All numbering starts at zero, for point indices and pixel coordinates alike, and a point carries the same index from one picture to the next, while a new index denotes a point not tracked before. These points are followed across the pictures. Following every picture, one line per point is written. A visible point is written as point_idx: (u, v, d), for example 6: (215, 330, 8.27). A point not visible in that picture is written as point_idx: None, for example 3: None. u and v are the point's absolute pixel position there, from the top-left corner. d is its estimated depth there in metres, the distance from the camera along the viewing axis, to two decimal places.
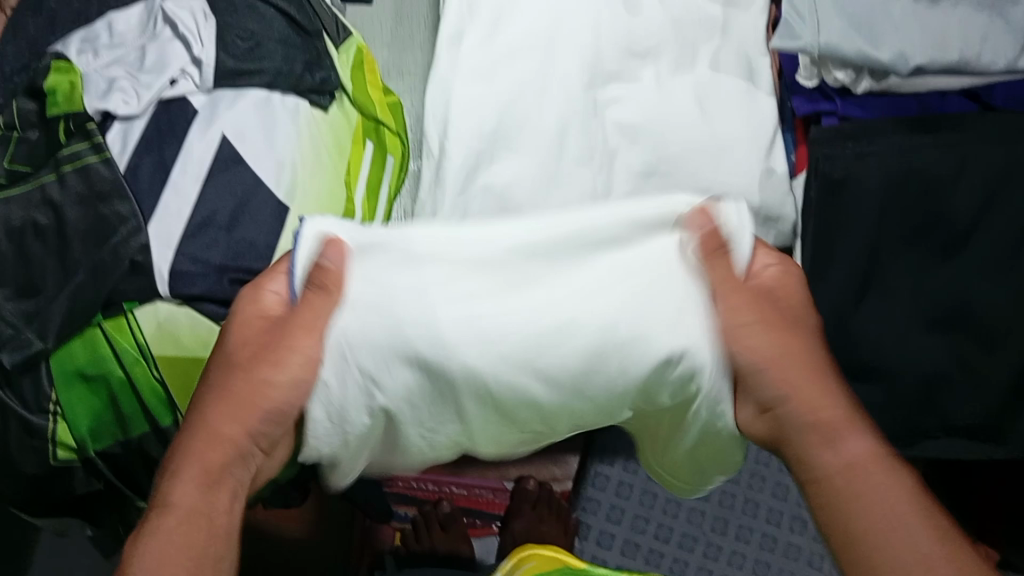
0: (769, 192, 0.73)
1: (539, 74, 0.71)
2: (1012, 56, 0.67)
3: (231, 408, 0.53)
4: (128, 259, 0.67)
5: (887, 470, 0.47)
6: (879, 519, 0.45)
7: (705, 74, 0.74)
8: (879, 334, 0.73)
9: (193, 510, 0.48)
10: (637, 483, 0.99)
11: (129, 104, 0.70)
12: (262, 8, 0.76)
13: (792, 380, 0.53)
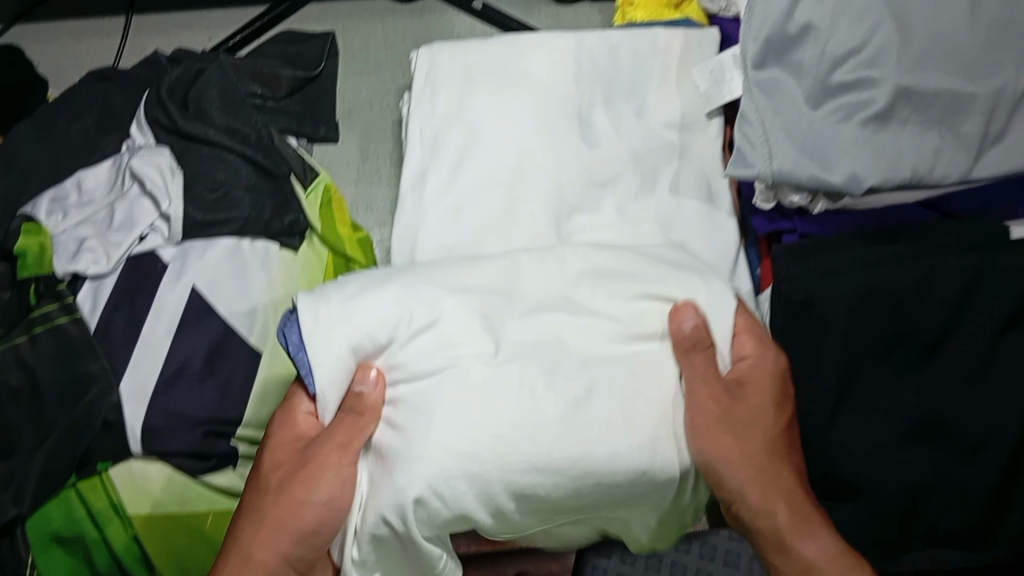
0: None
1: (504, 211, 0.72)
2: (965, 167, 0.69)
3: (267, 534, 0.61)
4: (101, 417, 0.68)
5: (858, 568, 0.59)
6: None
7: (666, 199, 0.75)
8: (856, 449, 0.71)
9: None
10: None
11: (98, 264, 0.71)
12: (228, 156, 0.76)
13: (757, 481, 0.61)
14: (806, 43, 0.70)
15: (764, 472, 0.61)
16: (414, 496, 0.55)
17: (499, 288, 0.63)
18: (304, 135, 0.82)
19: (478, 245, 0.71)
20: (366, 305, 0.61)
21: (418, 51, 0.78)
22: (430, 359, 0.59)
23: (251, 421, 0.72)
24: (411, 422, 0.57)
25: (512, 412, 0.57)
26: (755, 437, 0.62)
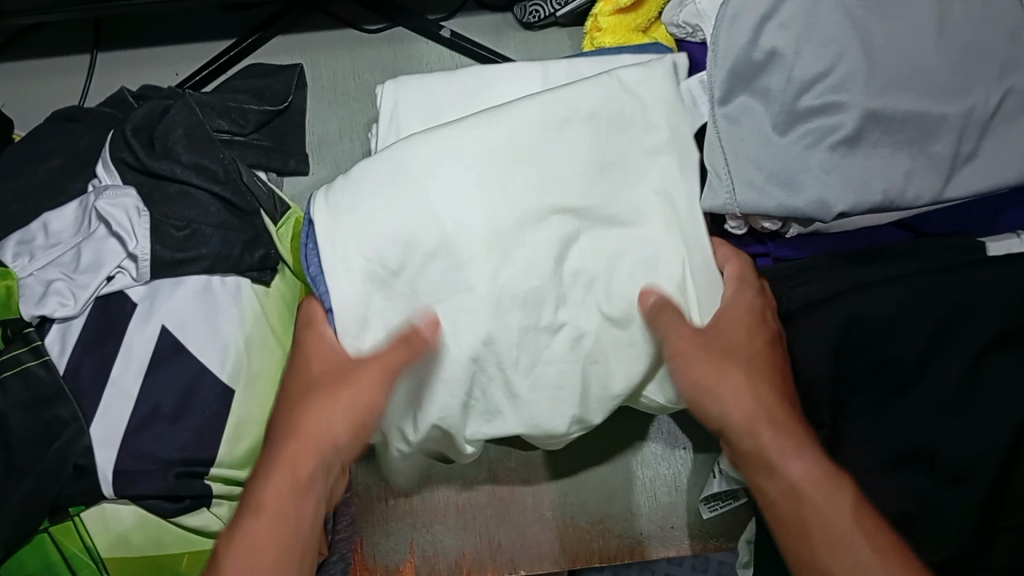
0: None
1: None
2: (937, 188, 0.68)
3: (317, 427, 0.61)
4: (72, 463, 0.66)
5: (825, 489, 0.55)
6: (828, 535, 0.54)
7: None
8: None
9: (280, 514, 0.57)
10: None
11: (66, 306, 0.70)
12: (197, 194, 0.76)
13: (738, 395, 0.61)
14: (772, 70, 0.69)
15: (742, 385, 0.61)
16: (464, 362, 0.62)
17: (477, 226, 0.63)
18: (273, 170, 0.83)
19: None
20: (360, 200, 0.64)
21: (383, 87, 0.77)
22: (422, 238, 0.63)
23: (225, 460, 0.71)
24: (436, 264, 0.63)
25: (485, 233, 0.63)
26: (753, 399, 0.60)
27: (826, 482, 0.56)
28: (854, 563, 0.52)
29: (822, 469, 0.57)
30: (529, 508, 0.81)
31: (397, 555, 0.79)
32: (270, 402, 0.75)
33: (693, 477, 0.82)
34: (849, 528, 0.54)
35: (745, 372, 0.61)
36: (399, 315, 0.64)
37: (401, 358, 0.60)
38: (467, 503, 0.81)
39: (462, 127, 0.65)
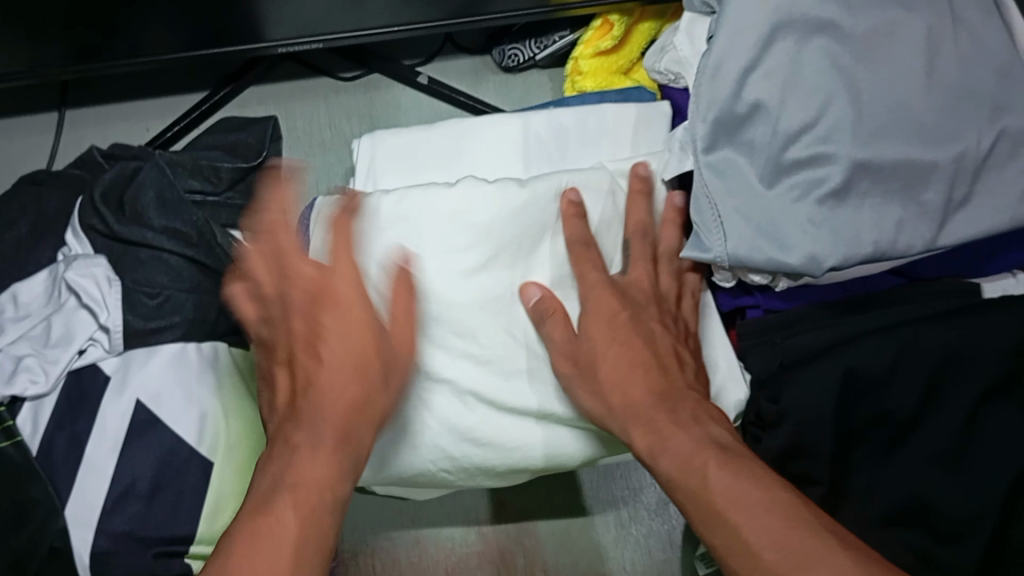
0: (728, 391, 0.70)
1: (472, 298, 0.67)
2: (929, 236, 0.66)
3: (346, 341, 0.55)
4: (47, 545, 0.65)
5: (736, 464, 0.52)
6: (738, 500, 0.50)
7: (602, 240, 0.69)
8: None
9: (318, 456, 0.51)
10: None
11: (37, 383, 0.68)
12: (168, 258, 0.74)
13: (629, 355, 0.60)
14: (757, 121, 0.68)
15: (640, 414, 0.58)
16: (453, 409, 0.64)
17: (491, 249, 0.65)
18: (249, 227, 0.82)
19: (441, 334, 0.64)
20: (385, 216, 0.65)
21: (360, 142, 0.76)
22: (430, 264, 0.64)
23: (205, 536, 0.69)
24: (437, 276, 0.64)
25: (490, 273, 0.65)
26: (633, 345, 0.61)
27: (708, 462, 0.53)
28: (767, 536, 0.48)
29: (700, 450, 0.54)
30: (521, 570, 0.79)
31: None
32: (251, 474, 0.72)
33: (686, 532, 0.81)
34: (766, 522, 0.48)
35: (611, 376, 0.60)
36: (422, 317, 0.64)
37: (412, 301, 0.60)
38: (457, 566, 0.79)
39: (459, 190, 0.66)
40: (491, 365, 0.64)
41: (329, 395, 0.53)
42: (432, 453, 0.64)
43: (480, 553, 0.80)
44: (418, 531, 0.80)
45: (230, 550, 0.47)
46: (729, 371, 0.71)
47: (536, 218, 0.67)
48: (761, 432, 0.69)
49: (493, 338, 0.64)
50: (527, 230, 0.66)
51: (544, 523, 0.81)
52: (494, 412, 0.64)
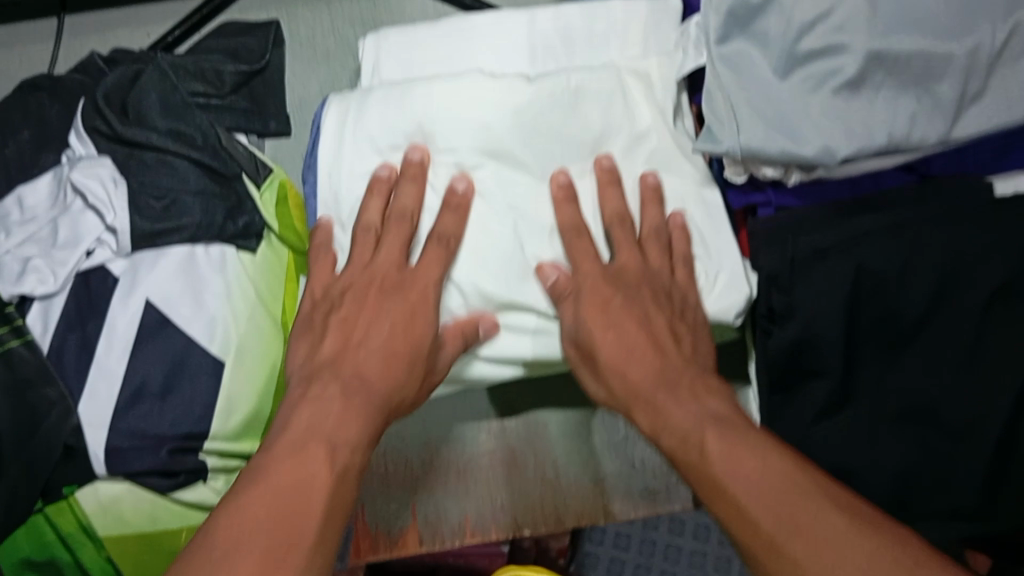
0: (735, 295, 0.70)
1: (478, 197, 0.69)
2: (944, 129, 0.65)
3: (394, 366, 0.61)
4: (61, 443, 0.65)
5: (743, 435, 0.53)
6: (738, 468, 0.51)
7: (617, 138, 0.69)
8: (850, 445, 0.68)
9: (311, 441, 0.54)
10: (633, 535, 1.11)
11: (46, 284, 0.68)
12: (174, 161, 0.73)
13: (638, 339, 0.62)
14: (770, 12, 0.66)
15: (646, 400, 0.59)
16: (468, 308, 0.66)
17: (492, 147, 0.68)
18: (254, 131, 0.81)
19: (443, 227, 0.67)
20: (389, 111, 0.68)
21: (365, 41, 0.76)
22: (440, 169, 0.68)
23: (219, 433, 0.70)
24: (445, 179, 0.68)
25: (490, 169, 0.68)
26: (641, 321, 0.63)
27: (705, 437, 0.54)
28: (763, 504, 0.48)
29: (699, 424, 0.55)
30: (531, 471, 0.80)
31: (398, 521, 0.79)
32: (261, 376, 0.73)
33: None
34: (764, 488, 0.49)
35: (614, 359, 0.61)
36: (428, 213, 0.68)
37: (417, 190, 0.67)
38: (468, 465, 0.81)
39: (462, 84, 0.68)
40: (493, 261, 0.66)
41: (368, 369, 0.61)
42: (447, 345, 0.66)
43: (491, 454, 0.81)
44: (429, 434, 0.81)
45: (252, 496, 0.50)
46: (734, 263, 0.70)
47: (543, 113, 0.68)
48: (772, 327, 0.69)
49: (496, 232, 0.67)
50: (532, 122, 0.67)
51: (555, 422, 0.82)
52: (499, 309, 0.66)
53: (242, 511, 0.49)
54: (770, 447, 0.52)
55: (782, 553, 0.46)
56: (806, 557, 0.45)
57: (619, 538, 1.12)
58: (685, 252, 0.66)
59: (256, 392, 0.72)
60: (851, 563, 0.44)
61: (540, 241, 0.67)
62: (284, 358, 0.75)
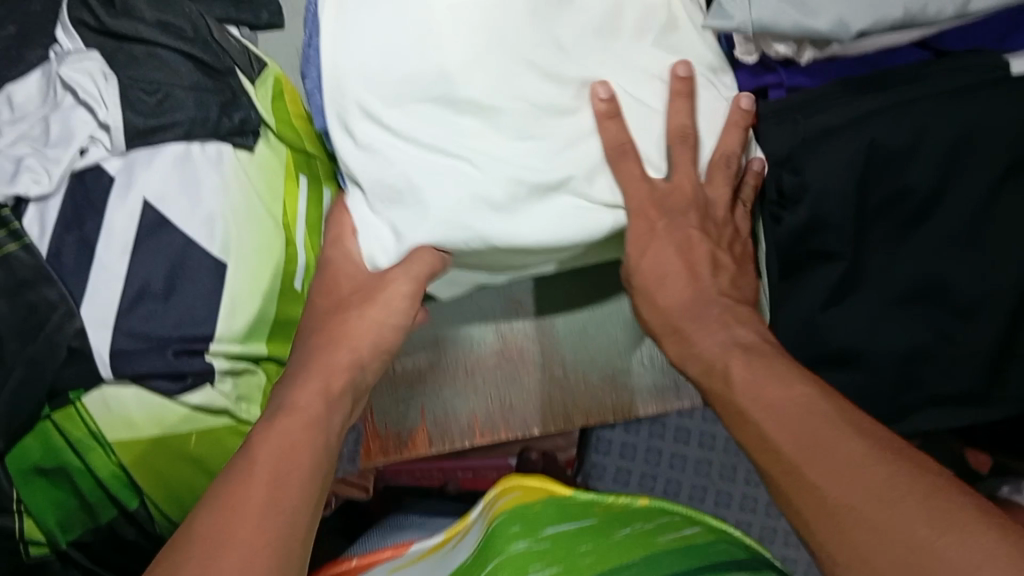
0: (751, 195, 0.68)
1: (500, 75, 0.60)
2: (962, 0, 0.63)
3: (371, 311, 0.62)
4: (65, 345, 0.64)
5: (784, 371, 0.52)
6: (766, 404, 0.49)
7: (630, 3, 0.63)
8: (853, 326, 0.68)
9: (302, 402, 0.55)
10: (639, 444, 1.01)
11: (40, 184, 0.65)
12: (163, 54, 0.71)
13: (664, 248, 0.63)
14: None
15: (677, 327, 0.61)
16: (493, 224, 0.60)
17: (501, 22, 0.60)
18: (243, 23, 0.78)
19: (462, 116, 0.61)
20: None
21: None
22: (451, 47, 0.59)
23: (225, 335, 0.69)
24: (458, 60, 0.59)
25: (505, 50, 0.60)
26: (668, 235, 0.63)
27: (730, 365, 0.55)
28: (778, 424, 0.48)
29: (724, 354, 0.56)
30: (540, 368, 0.80)
31: (408, 422, 0.79)
32: (265, 273, 0.71)
33: None
34: (787, 411, 0.48)
35: (649, 286, 0.63)
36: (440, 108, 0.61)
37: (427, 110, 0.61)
38: (476, 366, 0.80)
39: None
40: (530, 159, 0.61)
41: (375, 317, 0.62)
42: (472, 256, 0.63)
43: (497, 352, 0.80)
44: (437, 332, 0.79)
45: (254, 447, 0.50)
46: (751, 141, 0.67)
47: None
48: (781, 211, 0.68)
49: (519, 121, 0.60)
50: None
51: (562, 321, 0.79)
52: (535, 205, 0.61)
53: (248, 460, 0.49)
54: (802, 377, 0.51)
55: (791, 481, 0.45)
56: (817, 477, 0.44)
57: (625, 448, 1.02)
58: (729, 154, 0.64)
59: (262, 292, 0.71)
60: (865, 480, 0.42)
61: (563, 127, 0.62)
62: (287, 257, 0.73)
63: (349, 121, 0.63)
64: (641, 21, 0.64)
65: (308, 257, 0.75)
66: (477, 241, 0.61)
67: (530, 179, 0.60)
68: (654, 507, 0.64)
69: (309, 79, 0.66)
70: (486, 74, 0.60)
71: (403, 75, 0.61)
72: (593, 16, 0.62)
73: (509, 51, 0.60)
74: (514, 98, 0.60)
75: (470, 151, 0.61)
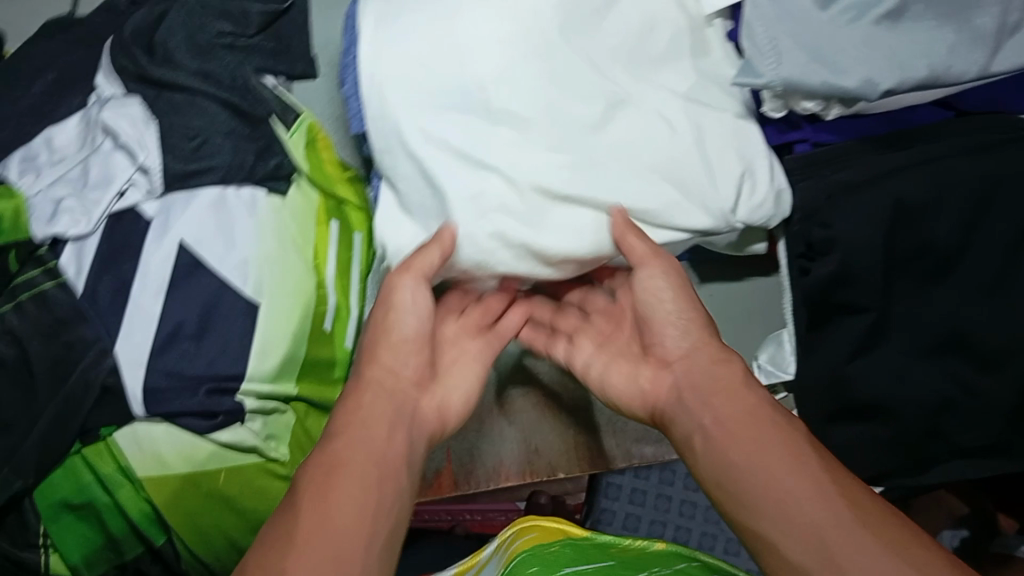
0: (757, 211, 0.69)
1: (542, 87, 0.68)
2: (983, 62, 0.64)
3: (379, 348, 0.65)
4: (99, 383, 0.65)
5: (796, 459, 0.55)
6: (773, 493, 0.54)
7: (664, 23, 0.70)
8: (888, 382, 0.68)
9: (378, 401, 0.63)
10: (648, 490, 0.99)
11: (78, 225, 0.68)
12: (203, 100, 0.73)
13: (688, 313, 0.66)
14: None
15: (682, 328, 0.66)
16: (497, 226, 0.66)
17: (542, 40, 0.68)
18: (281, 73, 0.79)
19: (494, 124, 0.67)
20: (428, 14, 0.68)
21: None
22: (490, 56, 0.67)
23: (256, 375, 0.69)
24: (497, 70, 0.67)
25: (539, 64, 0.68)
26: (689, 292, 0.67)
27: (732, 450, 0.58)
28: (814, 516, 0.52)
29: (717, 427, 0.60)
30: (564, 412, 0.81)
31: (434, 463, 0.80)
32: (298, 315, 0.72)
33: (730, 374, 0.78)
34: (795, 509, 0.53)
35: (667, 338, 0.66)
36: (467, 118, 0.67)
37: (456, 114, 0.67)
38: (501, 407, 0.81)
39: None
40: (563, 152, 0.67)
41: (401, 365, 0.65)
42: (482, 253, 0.66)
43: (486, 400, 0.81)
44: None
45: (292, 523, 0.53)
46: (765, 161, 0.69)
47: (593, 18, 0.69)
48: (810, 263, 0.69)
49: (550, 125, 0.67)
50: (577, 14, 0.69)
51: None
52: (552, 202, 0.67)
53: (295, 551, 0.51)
54: (808, 472, 0.54)
55: (787, 503, 0.53)
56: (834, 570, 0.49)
57: (635, 493, 0.99)
58: (745, 165, 0.68)
59: (291, 334, 0.72)
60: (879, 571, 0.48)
61: (598, 131, 0.68)
62: (315, 300, 0.74)
63: (382, 128, 0.68)
64: (676, 42, 0.71)
65: (337, 299, 0.77)
66: (493, 234, 0.66)
67: (554, 177, 0.66)
68: (671, 551, 0.66)
69: (347, 85, 0.71)
70: (517, 84, 0.67)
71: (439, 87, 0.67)
72: (627, 35, 0.70)
73: (545, 66, 0.68)
74: (546, 109, 0.67)
75: (499, 160, 0.66)
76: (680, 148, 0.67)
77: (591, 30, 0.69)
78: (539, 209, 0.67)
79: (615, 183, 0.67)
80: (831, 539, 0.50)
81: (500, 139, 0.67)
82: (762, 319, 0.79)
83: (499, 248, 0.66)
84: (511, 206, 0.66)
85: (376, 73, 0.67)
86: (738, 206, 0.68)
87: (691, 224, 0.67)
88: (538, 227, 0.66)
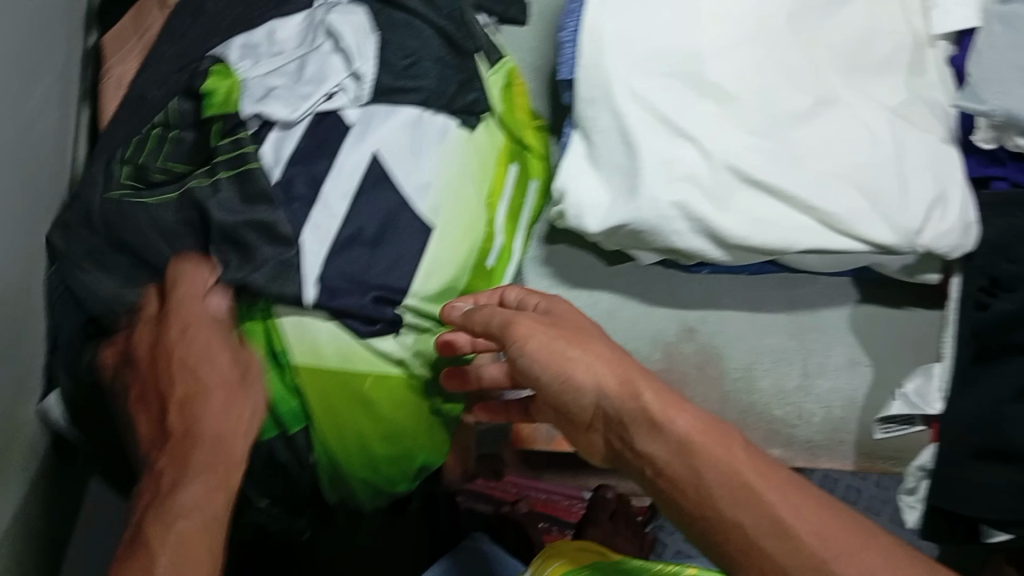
0: (947, 236, 0.66)
1: (756, 73, 0.68)
2: None
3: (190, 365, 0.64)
4: (274, 265, 0.67)
5: (718, 443, 0.50)
6: (730, 501, 0.49)
7: (887, 37, 0.70)
8: None
9: (197, 505, 0.58)
10: None
11: (287, 112, 0.71)
12: (421, 26, 0.77)
13: (596, 365, 0.55)
14: None
15: (563, 372, 0.55)
16: (681, 196, 0.66)
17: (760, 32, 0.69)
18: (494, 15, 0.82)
19: (701, 100, 0.68)
20: None
21: None
22: (712, 35, 0.69)
23: (419, 293, 0.70)
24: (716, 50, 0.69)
25: (754, 52, 0.69)
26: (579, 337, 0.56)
27: (668, 467, 0.51)
28: (768, 519, 0.48)
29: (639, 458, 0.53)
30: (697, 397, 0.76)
31: None
32: (466, 246, 0.73)
33: (873, 394, 0.75)
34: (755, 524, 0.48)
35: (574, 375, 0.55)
36: (675, 89, 0.69)
37: (665, 84, 0.69)
38: None
39: None
40: (761, 138, 0.67)
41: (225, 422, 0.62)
42: (660, 219, 0.67)
43: None
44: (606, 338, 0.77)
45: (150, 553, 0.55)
46: (963, 194, 0.67)
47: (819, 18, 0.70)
48: (989, 298, 0.69)
49: (755, 110, 0.68)
50: (805, 13, 0.70)
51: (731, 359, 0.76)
52: (741, 186, 0.67)
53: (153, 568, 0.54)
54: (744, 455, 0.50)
55: (744, 533, 0.48)
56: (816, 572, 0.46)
57: None
58: (939, 191, 0.66)
59: (458, 262, 0.72)
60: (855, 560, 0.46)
61: (797, 128, 0.67)
62: (484, 236, 0.75)
63: (591, 85, 0.70)
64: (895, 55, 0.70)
65: (504, 240, 0.77)
66: (676, 205, 0.66)
67: (747, 160, 0.66)
68: None
69: (567, 31, 0.73)
70: (730, 67, 0.68)
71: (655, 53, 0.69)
72: (846, 42, 0.70)
73: (759, 54, 0.69)
74: (753, 96, 0.68)
75: (698, 132, 0.67)
76: (879, 159, 0.66)
77: (813, 30, 0.70)
78: (726, 187, 0.66)
79: (805, 179, 0.66)
80: (795, 544, 0.47)
81: (704, 115, 0.68)
82: (916, 350, 0.76)
83: (678, 218, 0.67)
84: (700, 180, 0.66)
85: (598, 24, 0.70)
86: (926, 227, 0.66)
87: (875, 237, 0.65)
88: (720, 208, 0.66)
